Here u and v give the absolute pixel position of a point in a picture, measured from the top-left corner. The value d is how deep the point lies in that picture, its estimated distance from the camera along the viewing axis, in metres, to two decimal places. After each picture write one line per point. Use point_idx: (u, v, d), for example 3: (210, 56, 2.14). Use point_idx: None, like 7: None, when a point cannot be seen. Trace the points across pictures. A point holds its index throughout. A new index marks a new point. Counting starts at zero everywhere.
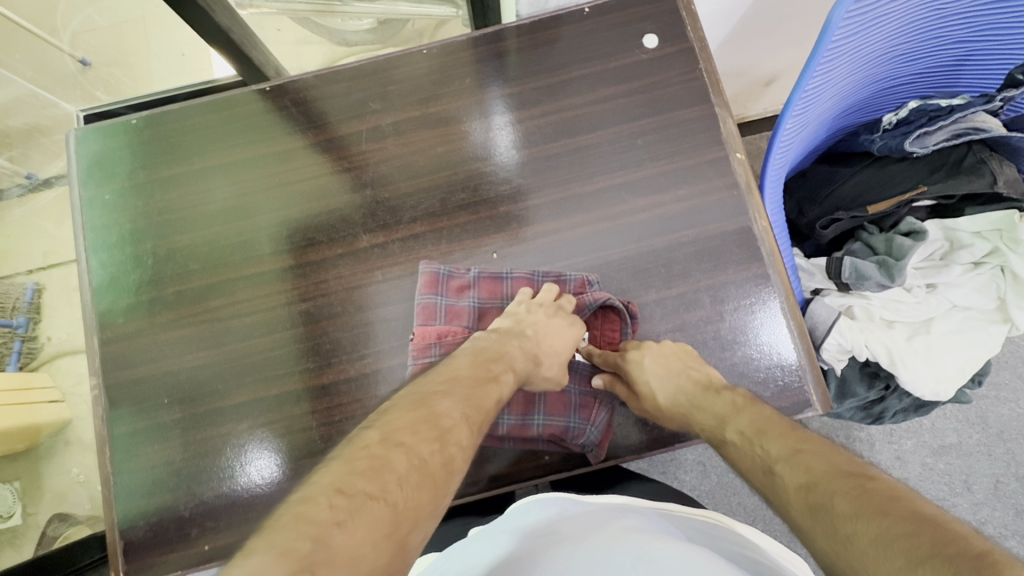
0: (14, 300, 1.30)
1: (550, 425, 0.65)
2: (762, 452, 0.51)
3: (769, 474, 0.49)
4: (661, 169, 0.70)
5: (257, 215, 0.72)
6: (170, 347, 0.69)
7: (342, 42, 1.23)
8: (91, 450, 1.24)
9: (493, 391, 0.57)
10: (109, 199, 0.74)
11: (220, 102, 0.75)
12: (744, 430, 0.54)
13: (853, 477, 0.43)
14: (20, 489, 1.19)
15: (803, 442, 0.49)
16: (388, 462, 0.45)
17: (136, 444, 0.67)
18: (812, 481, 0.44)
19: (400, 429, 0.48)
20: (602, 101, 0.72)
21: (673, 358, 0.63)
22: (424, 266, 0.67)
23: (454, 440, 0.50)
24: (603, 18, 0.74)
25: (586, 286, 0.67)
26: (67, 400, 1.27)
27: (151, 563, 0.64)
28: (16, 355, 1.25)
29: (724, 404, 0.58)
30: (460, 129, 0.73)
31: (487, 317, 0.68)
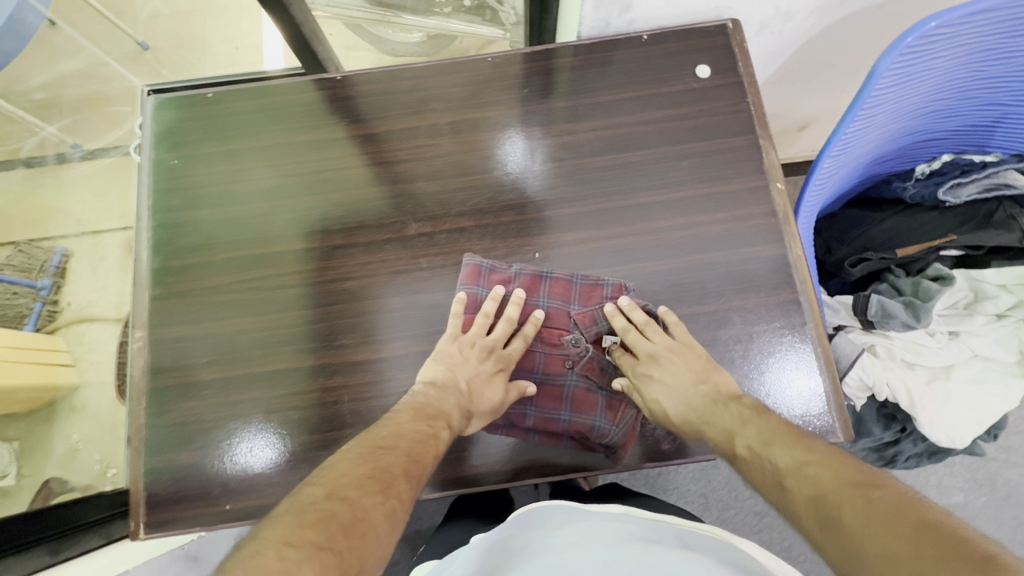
0: (42, 261, 1.33)
1: (576, 422, 0.67)
2: (770, 464, 0.50)
3: (778, 489, 0.48)
4: (702, 191, 0.72)
5: (312, 194, 0.76)
6: (214, 310, 0.71)
7: (392, 52, 1.25)
8: (95, 417, 1.23)
9: (433, 447, 0.58)
10: (175, 164, 0.77)
11: (291, 87, 0.80)
12: (752, 443, 0.54)
13: (860, 486, 0.42)
14: (17, 450, 1.18)
15: (813, 453, 0.48)
16: (334, 513, 0.45)
17: (170, 399, 0.68)
18: (820, 492, 0.44)
19: (344, 486, 0.49)
20: (651, 122, 0.76)
21: (683, 364, 0.65)
22: (467, 258, 0.70)
23: (396, 493, 0.50)
24: (658, 46, 0.79)
25: (622, 293, 0.69)
26: (78, 364, 1.27)
27: (171, 517, 0.65)
28: (34, 316, 1.27)
29: (733, 417, 0.58)
30: (513, 135, 0.77)
31: (523, 312, 0.70)
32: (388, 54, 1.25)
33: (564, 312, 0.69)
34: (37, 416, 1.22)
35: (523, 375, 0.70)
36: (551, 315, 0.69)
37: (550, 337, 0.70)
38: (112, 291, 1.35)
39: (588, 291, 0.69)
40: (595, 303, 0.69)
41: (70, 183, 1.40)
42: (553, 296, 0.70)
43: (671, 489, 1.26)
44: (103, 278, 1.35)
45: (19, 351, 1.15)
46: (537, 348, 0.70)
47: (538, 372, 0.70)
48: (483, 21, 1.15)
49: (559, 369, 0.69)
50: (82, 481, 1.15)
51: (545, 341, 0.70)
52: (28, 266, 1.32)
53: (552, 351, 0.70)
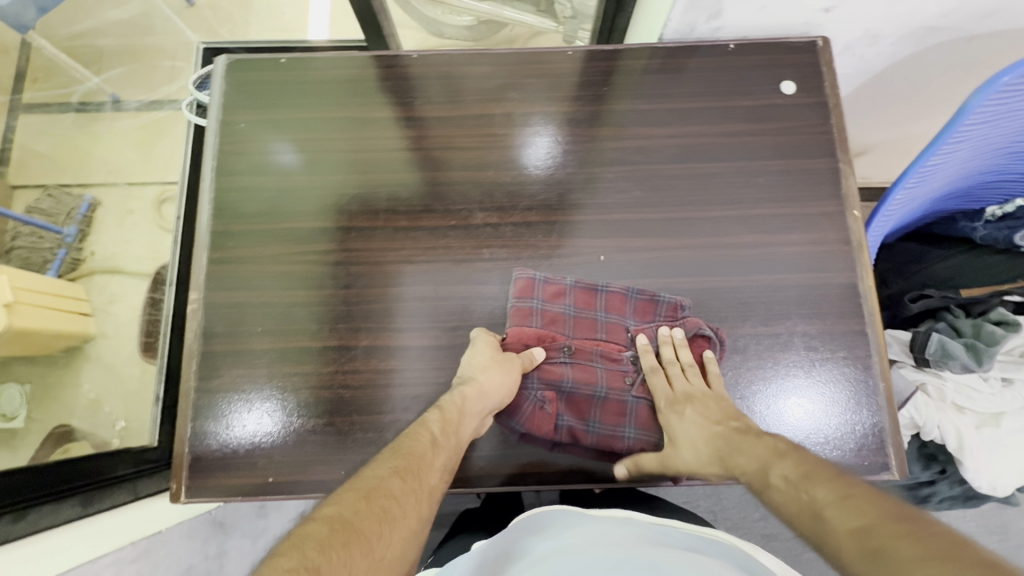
0: (70, 208, 1.25)
1: (640, 440, 0.67)
2: (808, 495, 0.45)
3: (817, 520, 0.42)
4: (777, 211, 0.71)
5: (379, 172, 0.75)
6: (272, 279, 0.71)
7: (438, 33, 1.18)
8: (112, 370, 1.12)
9: (423, 437, 0.57)
10: (242, 127, 0.76)
11: (366, 60, 0.78)
12: (787, 474, 0.49)
13: (912, 521, 0.36)
14: (29, 394, 1.04)
15: (853, 486, 0.43)
16: (309, 534, 0.42)
17: (223, 363, 0.68)
18: (867, 523, 0.38)
19: (327, 505, 0.47)
20: (730, 135, 0.74)
21: (713, 405, 0.63)
22: (519, 271, 0.69)
23: (383, 496, 0.48)
24: (744, 57, 0.77)
25: (679, 310, 0.68)
26: (94, 316, 1.17)
27: (214, 483, 0.65)
28: (57, 262, 1.18)
29: (766, 449, 0.55)
30: (588, 133, 0.75)
31: (581, 326, 0.69)
32: (434, 35, 1.18)
33: (621, 327, 0.70)
34: (46, 362, 1.08)
35: (588, 390, 0.68)
36: (609, 331, 0.70)
37: (609, 352, 0.69)
38: (139, 246, 1.23)
39: (643, 305, 0.69)
40: (649, 318, 0.69)
41: (99, 137, 1.31)
42: (609, 310, 0.69)
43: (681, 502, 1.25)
44: (128, 232, 1.24)
45: (43, 295, 1.06)
46: (597, 363, 0.69)
47: (601, 388, 0.68)
48: (538, 11, 1.12)
49: (620, 385, 0.69)
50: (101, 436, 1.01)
51: (605, 356, 0.69)
52: (53, 212, 1.23)
53: (612, 367, 0.69)
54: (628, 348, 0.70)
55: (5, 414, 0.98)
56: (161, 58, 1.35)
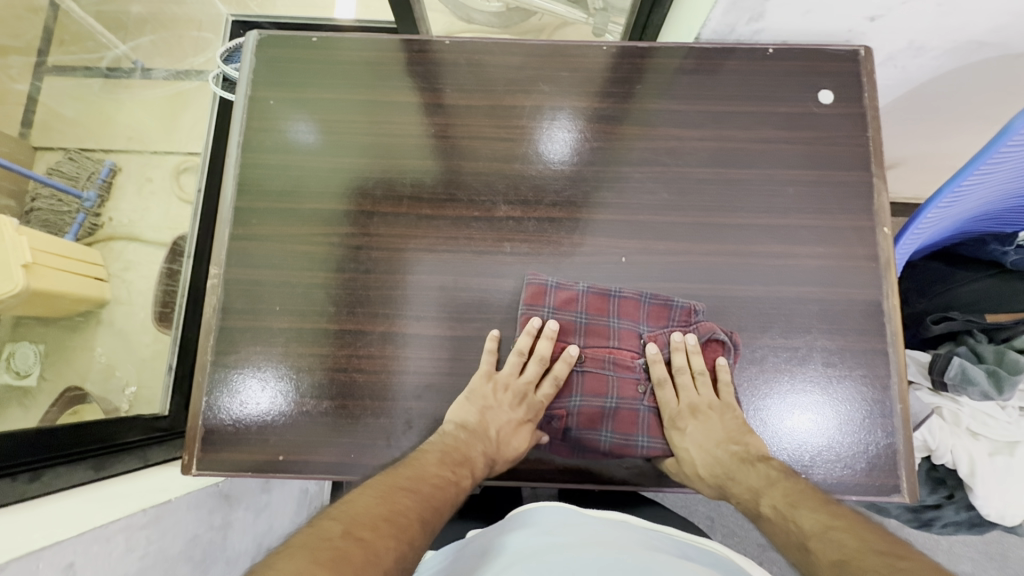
0: (90, 172, 1.24)
1: (653, 447, 0.66)
2: (796, 526, 0.51)
3: (803, 551, 0.48)
4: (806, 222, 0.70)
5: (405, 158, 0.74)
6: (293, 259, 0.71)
7: (466, 18, 1.13)
8: (124, 336, 1.13)
9: (451, 492, 0.57)
10: (271, 104, 0.76)
11: (399, 44, 0.77)
12: (777, 504, 0.55)
13: (886, 557, 0.42)
14: (43, 353, 1.05)
15: (837, 519, 0.49)
16: (346, 553, 0.42)
17: (240, 340, 0.69)
18: (847, 558, 0.44)
19: (361, 524, 0.46)
20: (763, 141, 0.73)
21: (716, 421, 0.64)
22: (531, 277, 0.69)
23: (411, 538, 0.48)
24: (784, 63, 0.75)
25: (692, 315, 0.68)
26: (110, 281, 1.17)
27: (225, 458, 0.66)
28: (75, 226, 1.18)
29: (759, 476, 0.59)
30: (618, 131, 0.74)
31: (594, 334, 0.68)
32: (461, 19, 1.13)
33: (635, 333, 0.68)
34: (60, 325, 1.09)
35: (599, 401, 0.67)
36: (623, 338, 0.68)
37: (622, 361, 0.68)
38: (156, 213, 1.24)
39: (657, 311, 0.68)
40: (663, 323, 0.68)
41: (120, 103, 1.31)
42: (623, 316, 0.68)
43: (678, 506, 1.23)
44: (146, 200, 1.26)
45: (59, 258, 1.06)
46: (609, 372, 0.68)
47: (612, 398, 0.67)
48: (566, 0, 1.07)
49: (632, 394, 0.68)
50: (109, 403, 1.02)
51: (617, 364, 0.68)
52: (74, 175, 1.23)
53: (624, 375, 0.68)
54: (642, 353, 0.69)
55: (18, 370, 0.99)
56: (188, 26, 1.34)
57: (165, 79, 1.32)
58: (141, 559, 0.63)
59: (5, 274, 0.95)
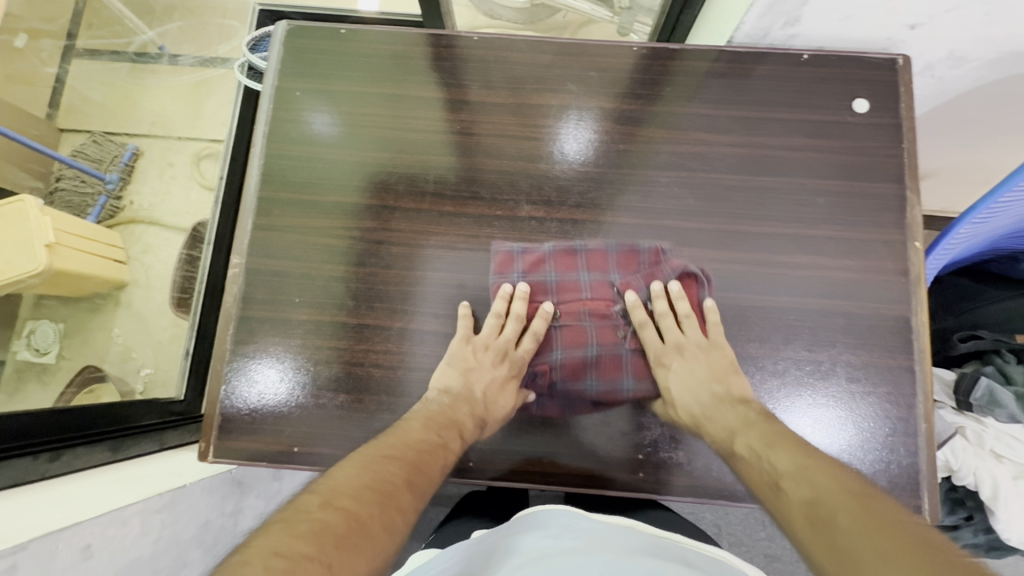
0: (113, 154, 1.25)
1: (639, 389, 0.68)
2: (769, 465, 0.49)
3: (773, 489, 0.47)
4: (835, 233, 0.68)
5: (429, 154, 0.74)
6: (314, 251, 0.71)
7: (489, 13, 1.07)
8: (140, 319, 1.13)
9: (439, 455, 0.56)
10: (297, 95, 0.76)
11: (427, 38, 0.77)
12: (751, 442, 0.54)
13: (860, 496, 0.40)
14: (62, 331, 1.05)
15: (811, 460, 0.48)
16: (329, 522, 0.39)
17: (260, 330, 0.69)
18: (817, 496, 0.42)
19: (342, 494, 0.44)
20: (794, 149, 0.71)
21: (698, 361, 0.65)
22: (499, 245, 0.70)
23: (396, 504, 0.46)
24: (818, 70, 0.73)
25: (660, 256, 0.70)
26: (129, 263, 1.17)
27: (241, 447, 0.67)
28: (96, 208, 1.19)
29: (736, 417, 0.58)
30: (645, 134, 0.73)
31: (566, 289, 0.70)
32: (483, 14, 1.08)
33: (605, 282, 0.70)
34: (80, 305, 1.09)
35: (579, 353, 0.68)
36: (595, 288, 0.69)
37: (597, 309, 0.69)
38: (175, 198, 1.24)
39: (625, 258, 0.70)
40: (633, 269, 0.70)
41: (144, 87, 1.31)
42: (591, 268, 0.70)
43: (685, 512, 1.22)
44: (167, 184, 1.26)
45: (78, 239, 1.05)
46: (586, 322, 0.69)
47: (592, 346, 0.68)
48: None
49: (612, 340, 0.69)
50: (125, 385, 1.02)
51: (593, 314, 0.69)
52: (97, 157, 1.24)
53: (602, 324, 0.69)
54: (617, 299, 0.70)
55: (38, 348, 1.00)
56: (215, 14, 1.34)
57: (190, 65, 1.33)
58: (155, 542, 0.63)
59: (30, 253, 0.96)
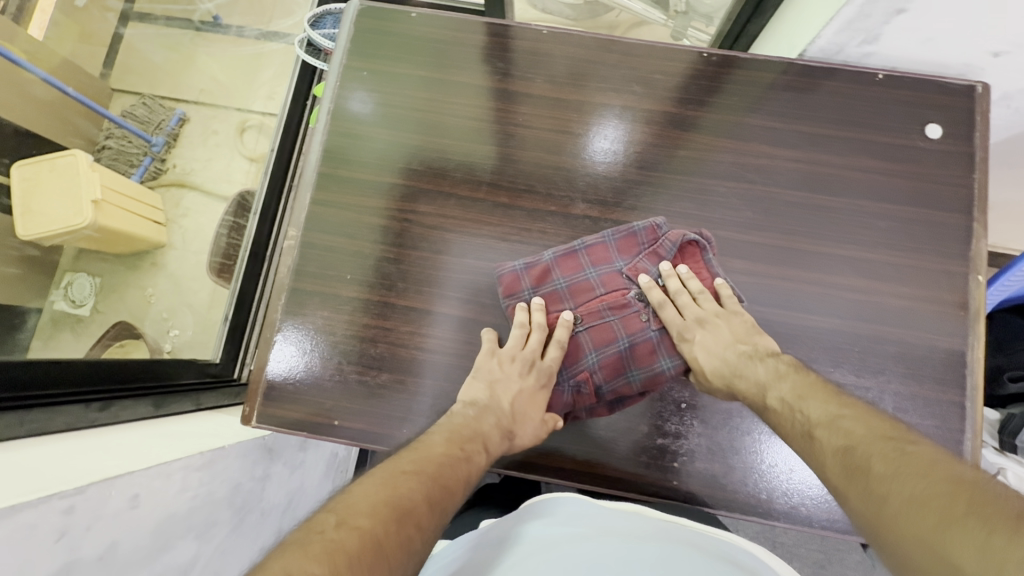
0: (160, 119, 1.26)
1: (677, 365, 0.65)
2: (802, 415, 0.52)
3: (808, 439, 0.50)
4: (894, 259, 0.67)
5: (488, 143, 0.74)
6: (368, 231, 0.72)
7: (538, 8, 1.06)
8: (176, 280, 1.14)
9: (461, 471, 0.53)
10: (364, 75, 0.77)
11: (495, 28, 0.77)
12: (785, 395, 0.55)
13: (894, 441, 0.44)
14: (98, 286, 1.06)
15: (846, 408, 0.51)
16: (342, 544, 0.37)
17: (308, 303, 0.70)
18: (851, 445, 0.46)
19: (357, 511, 0.42)
20: (859, 170, 0.70)
21: (724, 326, 0.63)
22: (500, 269, 0.68)
23: (415, 522, 0.44)
24: (892, 91, 0.71)
25: (657, 230, 0.67)
26: (168, 226, 1.18)
27: (282, 416, 0.68)
28: (141, 168, 1.20)
29: (766, 370, 0.58)
30: (707, 141, 0.73)
31: (579, 292, 0.68)
32: (533, 8, 1.06)
33: (615, 272, 0.68)
34: (117, 262, 1.10)
35: (609, 349, 0.66)
36: (607, 282, 0.67)
37: (615, 300, 0.67)
38: (219, 165, 1.26)
39: (625, 242, 0.68)
40: (637, 251, 0.68)
41: (199, 55, 1.33)
42: (596, 264, 0.68)
43: None
44: (212, 151, 1.27)
45: (122, 197, 1.08)
46: (608, 317, 0.67)
47: (622, 340, 0.66)
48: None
49: (639, 327, 0.66)
50: (155, 341, 1.03)
51: (612, 307, 0.67)
52: (146, 119, 1.26)
53: (624, 313, 0.67)
54: (631, 284, 0.67)
55: (74, 300, 1.00)
56: None
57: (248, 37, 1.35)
58: (193, 498, 0.64)
59: (77, 208, 0.99)
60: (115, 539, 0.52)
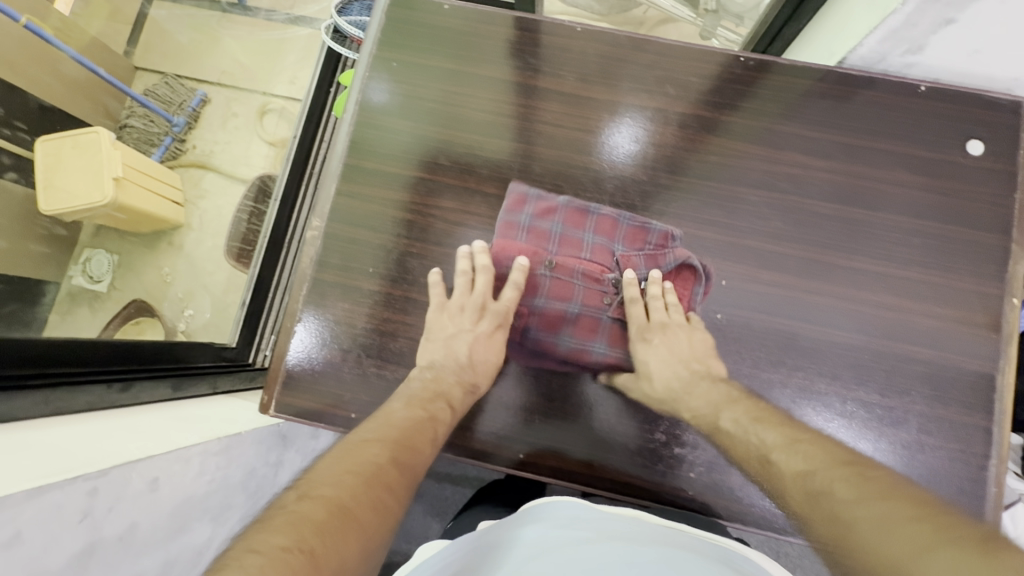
0: (182, 99, 1.25)
1: (609, 355, 0.69)
2: (758, 439, 0.53)
3: (765, 463, 0.51)
4: (928, 277, 0.65)
5: (516, 140, 0.73)
6: (392, 225, 0.71)
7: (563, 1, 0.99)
8: (192, 259, 1.13)
9: (424, 429, 0.55)
10: (394, 66, 0.76)
11: (529, 23, 0.76)
12: (737, 417, 0.56)
13: (852, 466, 0.45)
14: (116, 262, 1.06)
15: (802, 435, 0.51)
16: (306, 513, 0.38)
17: (330, 294, 0.70)
18: (811, 470, 0.46)
19: (320, 483, 0.42)
20: (896, 184, 0.68)
21: (682, 337, 0.65)
22: (514, 185, 0.70)
23: (382, 483, 0.45)
24: (935, 104, 0.69)
25: (669, 240, 0.68)
26: (185, 207, 1.18)
27: (299, 405, 0.68)
28: (161, 147, 1.20)
29: (719, 393, 0.60)
30: (740, 148, 0.71)
31: (566, 246, 0.69)
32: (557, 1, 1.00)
33: (609, 250, 0.69)
34: (134, 239, 1.10)
35: (561, 305, 0.68)
36: (595, 252, 0.69)
37: (592, 272, 0.68)
38: (237, 148, 1.25)
39: (634, 233, 0.69)
40: (639, 244, 0.69)
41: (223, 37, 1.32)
42: (597, 233, 0.69)
43: None
44: (230, 134, 1.26)
45: (140, 174, 1.07)
46: (578, 283, 0.68)
47: (575, 304, 0.68)
48: None
49: (596, 304, 0.69)
50: (172, 322, 1.03)
51: (587, 275, 0.68)
52: (167, 99, 1.25)
53: (592, 286, 0.68)
54: (609, 271, 0.69)
55: (92, 275, 1.00)
56: None
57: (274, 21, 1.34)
58: (210, 482, 0.65)
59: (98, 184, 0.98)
60: (136, 521, 0.53)
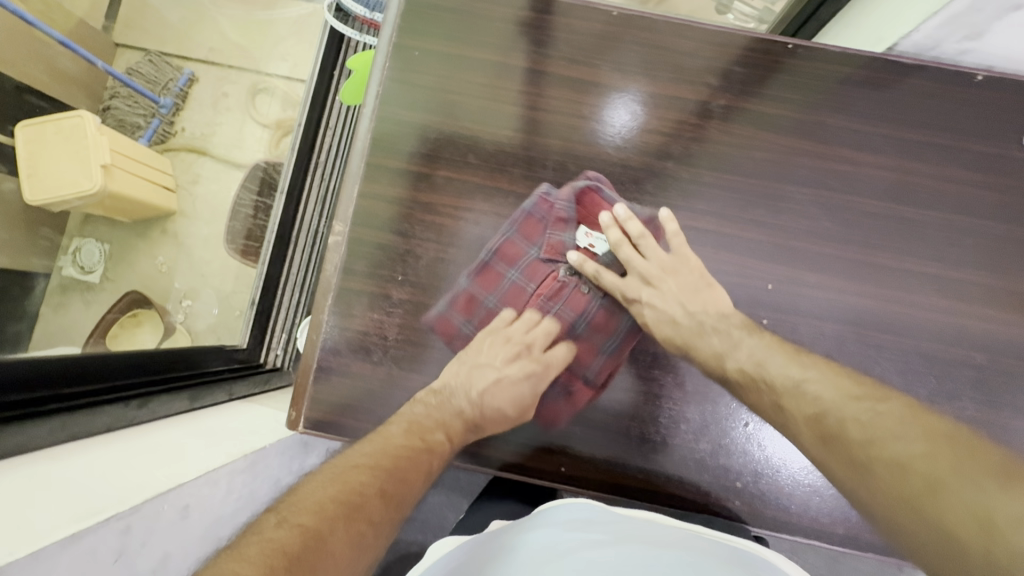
0: (168, 78, 1.16)
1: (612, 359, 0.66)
2: (768, 383, 0.53)
3: (777, 409, 0.51)
4: (980, 278, 0.63)
5: (550, 134, 0.69)
6: (421, 228, 0.67)
7: None
8: (192, 251, 1.07)
9: (419, 461, 0.51)
10: (416, 55, 0.70)
11: (562, 6, 0.70)
12: (744, 363, 0.56)
13: (865, 400, 0.47)
14: (108, 253, 0.99)
15: (808, 370, 0.52)
16: (281, 542, 0.35)
17: (357, 304, 0.66)
18: (822, 411, 0.48)
19: (301, 508, 0.39)
20: (950, 181, 0.65)
21: (674, 274, 0.62)
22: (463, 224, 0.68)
23: (364, 518, 0.42)
24: (993, 94, 0.66)
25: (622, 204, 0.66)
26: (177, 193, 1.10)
27: (329, 421, 0.65)
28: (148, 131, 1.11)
29: (720, 337, 0.59)
30: (788, 142, 0.67)
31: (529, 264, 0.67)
32: None
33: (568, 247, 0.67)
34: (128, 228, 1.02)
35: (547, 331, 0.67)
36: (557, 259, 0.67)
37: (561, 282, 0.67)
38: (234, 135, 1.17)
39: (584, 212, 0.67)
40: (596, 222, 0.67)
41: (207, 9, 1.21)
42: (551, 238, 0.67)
43: None
44: (223, 116, 1.18)
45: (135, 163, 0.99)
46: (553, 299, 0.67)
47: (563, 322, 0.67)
48: None
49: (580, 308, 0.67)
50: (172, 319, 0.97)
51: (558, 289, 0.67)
52: (153, 80, 1.16)
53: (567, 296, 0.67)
54: (556, 265, 0.66)
55: (83, 266, 0.95)
56: None
57: None
58: (238, 499, 0.62)
59: (85, 171, 0.88)
60: (168, 551, 0.50)
